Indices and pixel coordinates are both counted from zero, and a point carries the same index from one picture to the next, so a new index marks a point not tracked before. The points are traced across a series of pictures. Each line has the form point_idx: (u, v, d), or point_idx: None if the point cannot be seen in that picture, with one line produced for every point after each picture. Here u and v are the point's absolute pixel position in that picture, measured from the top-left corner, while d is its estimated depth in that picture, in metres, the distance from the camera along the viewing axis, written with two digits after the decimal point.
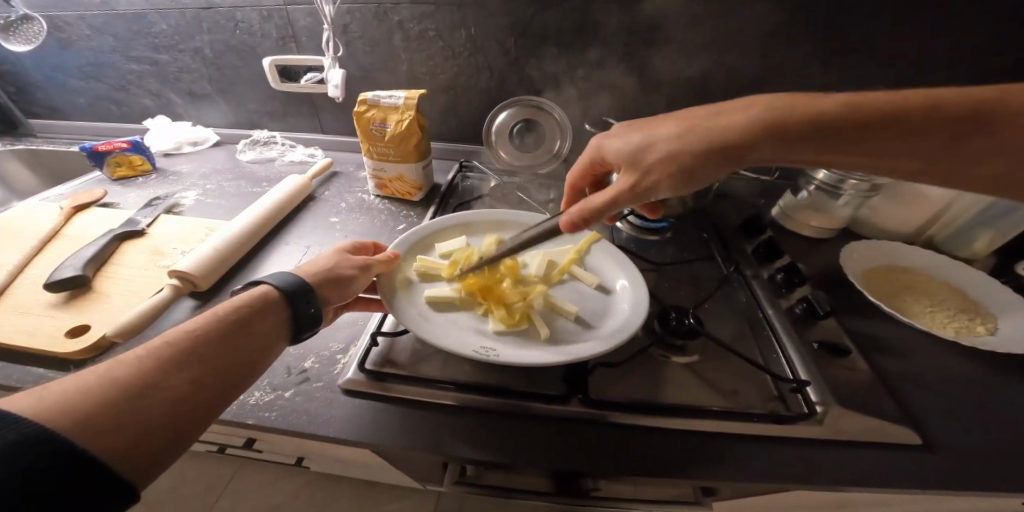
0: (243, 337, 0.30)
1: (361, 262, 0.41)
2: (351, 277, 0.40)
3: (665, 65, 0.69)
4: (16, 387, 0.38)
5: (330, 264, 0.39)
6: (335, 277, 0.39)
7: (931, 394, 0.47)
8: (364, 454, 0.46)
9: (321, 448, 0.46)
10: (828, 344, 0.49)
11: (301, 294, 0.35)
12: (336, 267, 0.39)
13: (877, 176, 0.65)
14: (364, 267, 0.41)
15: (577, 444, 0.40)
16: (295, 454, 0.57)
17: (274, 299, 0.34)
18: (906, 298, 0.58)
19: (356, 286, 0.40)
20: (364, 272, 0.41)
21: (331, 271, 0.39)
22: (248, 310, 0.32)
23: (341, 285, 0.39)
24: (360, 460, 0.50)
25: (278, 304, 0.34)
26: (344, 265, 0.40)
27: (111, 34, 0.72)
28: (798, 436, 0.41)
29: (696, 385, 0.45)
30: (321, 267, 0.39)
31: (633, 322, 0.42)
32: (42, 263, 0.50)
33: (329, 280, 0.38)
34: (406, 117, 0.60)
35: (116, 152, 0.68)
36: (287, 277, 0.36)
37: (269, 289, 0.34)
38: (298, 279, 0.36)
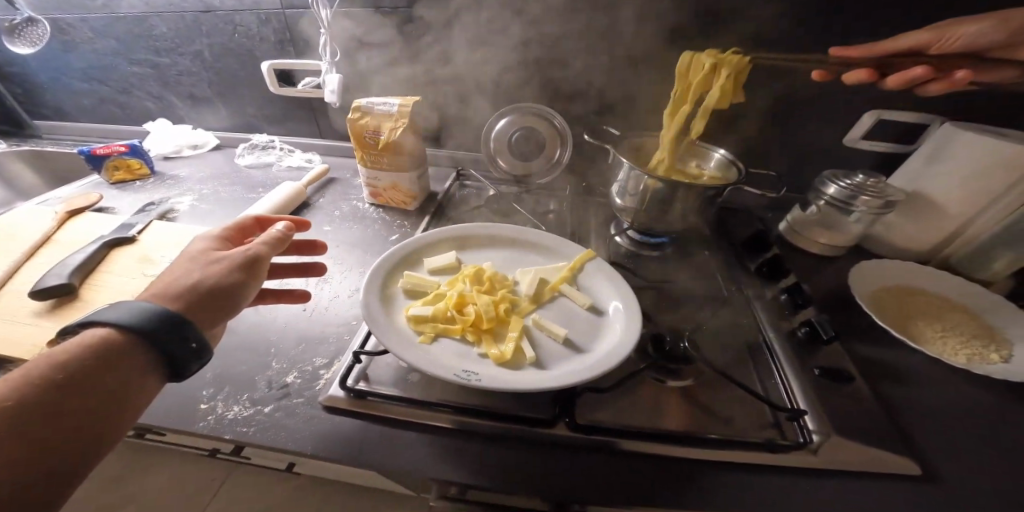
0: (79, 395, 0.25)
1: (239, 262, 0.36)
2: (225, 289, 0.34)
3: (669, 72, 0.67)
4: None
5: (195, 276, 0.33)
6: (210, 292, 0.33)
7: (941, 427, 0.44)
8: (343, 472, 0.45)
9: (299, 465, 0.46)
10: (831, 369, 0.46)
11: (168, 323, 0.29)
12: (205, 280, 0.33)
13: (892, 192, 0.61)
14: (244, 264, 0.36)
15: (559, 471, 0.38)
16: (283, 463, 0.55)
17: (117, 341, 0.28)
18: (914, 320, 0.55)
19: (248, 288, 0.36)
20: (249, 270, 0.36)
21: (203, 282, 0.33)
22: (91, 357, 0.26)
23: (223, 297, 0.33)
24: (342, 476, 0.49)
25: (122, 345, 0.28)
26: (216, 271, 0.34)
27: (113, 38, 0.72)
28: (791, 467, 0.38)
29: (687, 410, 0.43)
30: (180, 283, 0.32)
31: (624, 347, 0.40)
32: (30, 269, 0.50)
33: (201, 293, 0.32)
34: (400, 125, 0.59)
35: (114, 156, 0.68)
36: (140, 308, 0.29)
37: (109, 329, 0.28)
38: (157, 309, 0.29)
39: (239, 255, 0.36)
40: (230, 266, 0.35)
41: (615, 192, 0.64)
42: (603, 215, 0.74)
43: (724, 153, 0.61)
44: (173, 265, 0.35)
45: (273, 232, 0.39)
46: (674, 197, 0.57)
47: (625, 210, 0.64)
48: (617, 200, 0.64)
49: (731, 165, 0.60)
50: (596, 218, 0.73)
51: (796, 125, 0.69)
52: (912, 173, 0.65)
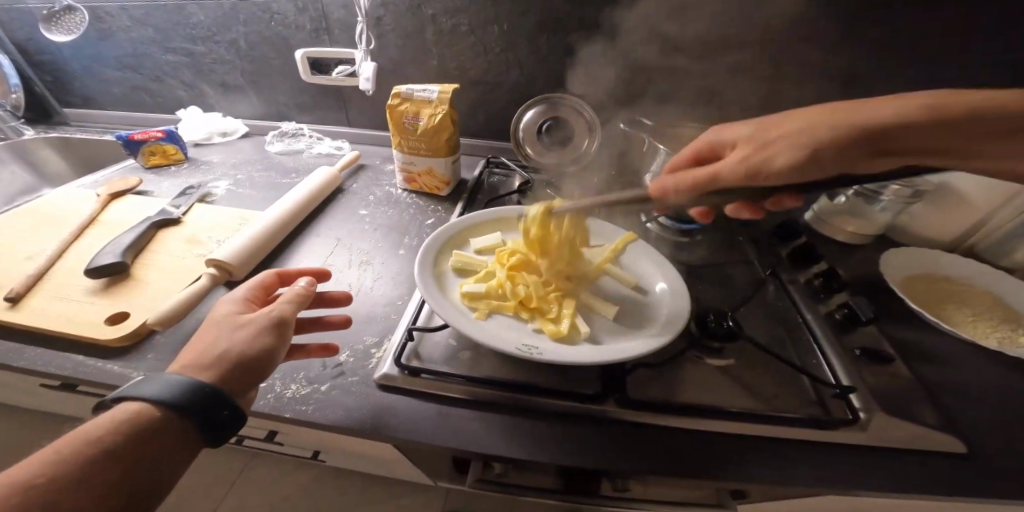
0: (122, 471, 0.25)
1: (266, 323, 0.35)
2: (256, 355, 0.33)
3: (701, 62, 0.67)
4: (58, 372, 0.39)
5: (223, 344, 0.33)
6: (242, 360, 0.32)
7: (979, 407, 0.45)
8: (390, 451, 0.45)
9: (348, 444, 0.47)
10: (871, 351, 0.47)
11: (201, 394, 0.28)
12: (234, 349, 0.32)
13: (921, 182, 0.63)
14: (269, 326, 0.35)
15: (613, 447, 0.39)
16: (309, 450, 0.58)
17: (155, 416, 0.27)
18: (945, 306, 0.57)
19: (278, 350, 0.35)
20: (275, 332, 0.35)
21: (231, 351, 0.32)
22: (125, 434, 0.26)
23: (252, 364, 0.32)
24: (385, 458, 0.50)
25: (159, 421, 0.27)
26: (242, 337, 0.33)
27: (149, 26, 0.73)
28: (840, 442, 0.39)
29: (733, 389, 0.44)
30: (208, 355, 0.32)
31: (676, 324, 0.41)
32: (80, 249, 0.51)
33: (232, 361, 0.32)
34: (439, 111, 0.60)
35: (150, 142, 0.69)
36: (173, 381, 0.29)
37: (146, 404, 0.27)
38: (189, 381, 0.29)
39: (264, 319, 0.35)
40: (254, 329, 0.34)
41: (649, 180, 0.66)
42: (632, 204, 0.75)
43: None
44: (199, 334, 0.34)
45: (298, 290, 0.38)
46: None
47: None
48: None
49: None
50: (625, 207, 0.74)
51: None
52: (938, 164, 0.67)
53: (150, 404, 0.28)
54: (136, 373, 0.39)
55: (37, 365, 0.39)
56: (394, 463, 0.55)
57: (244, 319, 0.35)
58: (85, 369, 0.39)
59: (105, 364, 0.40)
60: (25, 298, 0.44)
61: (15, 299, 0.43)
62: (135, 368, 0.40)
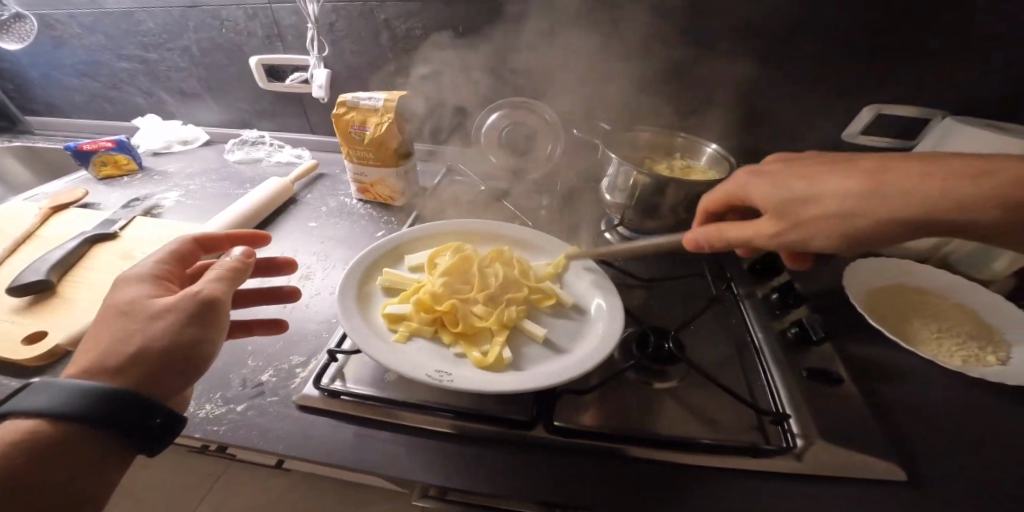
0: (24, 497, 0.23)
1: (189, 306, 0.31)
2: (181, 342, 0.30)
3: (661, 66, 0.65)
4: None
5: (139, 333, 0.29)
6: (166, 350, 0.29)
7: (933, 429, 0.42)
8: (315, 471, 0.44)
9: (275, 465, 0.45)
10: (819, 371, 0.45)
11: (99, 401, 0.25)
12: (152, 338, 0.29)
13: None
14: (197, 306, 0.32)
15: (533, 476, 0.37)
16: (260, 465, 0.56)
17: (53, 432, 0.24)
18: (910, 321, 0.54)
19: (209, 335, 0.32)
20: (205, 313, 0.32)
21: (152, 340, 0.29)
22: (11, 455, 0.23)
23: (181, 348, 0.30)
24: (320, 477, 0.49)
25: (59, 437, 0.24)
26: (163, 321, 0.30)
27: (101, 33, 0.72)
28: (774, 472, 0.37)
29: (669, 412, 0.42)
30: (122, 350, 0.28)
31: (604, 348, 0.39)
32: (10, 265, 0.50)
33: (154, 350, 0.29)
34: (385, 120, 0.58)
35: (101, 152, 0.68)
36: (59, 388, 0.25)
37: (37, 422, 0.24)
38: (83, 386, 0.25)
39: (185, 301, 0.31)
40: (178, 313, 0.31)
41: (605, 187, 0.63)
42: (594, 212, 0.72)
43: (717, 148, 0.60)
44: (104, 328, 0.30)
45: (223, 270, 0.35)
46: (664, 193, 0.56)
47: (615, 207, 0.63)
48: (607, 197, 0.63)
49: (724, 159, 0.58)
50: (587, 215, 0.71)
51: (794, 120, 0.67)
52: None
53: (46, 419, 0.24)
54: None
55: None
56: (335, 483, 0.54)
57: (159, 303, 0.31)
58: None
59: (14, 387, 0.39)
60: None
61: None
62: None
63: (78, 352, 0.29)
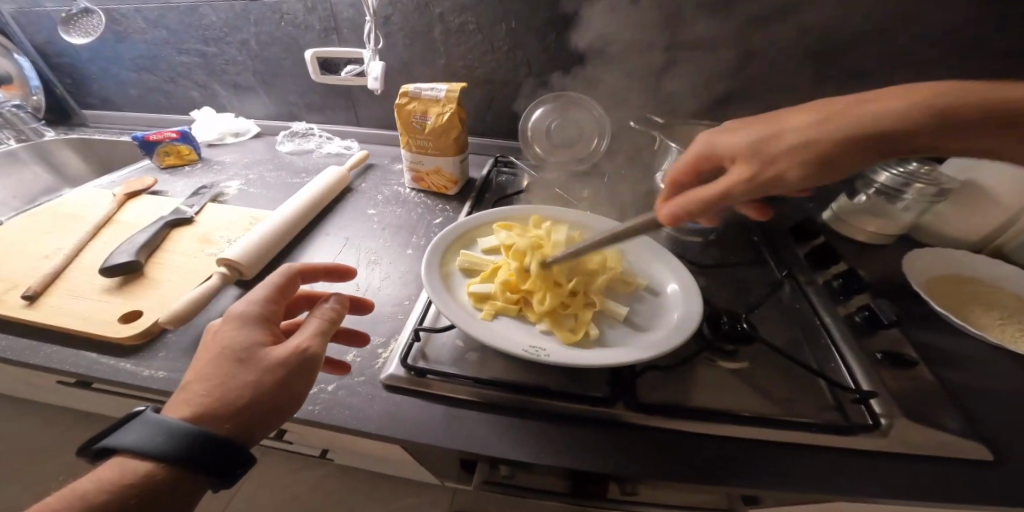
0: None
1: (290, 362, 0.32)
2: (281, 397, 0.31)
3: (713, 60, 0.66)
4: (70, 369, 0.39)
5: (246, 386, 0.30)
6: (271, 404, 0.31)
7: (1012, 416, 0.42)
8: (397, 450, 0.46)
9: (357, 441, 0.47)
10: (892, 354, 0.45)
11: (191, 443, 0.27)
12: (262, 393, 0.30)
13: (945, 180, 0.61)
14: (297, 366, 0.32)
15: (620, 451, 0.38)
16: (319, 449, 0.58)
17: (144, 467, 0.27)
18: (972, 308, 0.54)
19: (303, 387, 0.32)
20: (306, 370, 0.33)
21: (260, 398, 0.30)
22: (116, 487, 0.26)
23: (285, 407, 0.31)
24: (392, 456, 0.50)
25: (145, 469, 0.27)
26: (269, 378, 0.31)
27: (163, 27, 0.74)
28: (860, 450, 0.38)
29: (747, 393, 0.43)
30: (234, 401, 0.30)
31: (686, 327, 0.40)
32: (96, 247, 0.51)
33: (259, 403, 0.30)
34: (447, 110, 0.60)
35: (165, 142, 0.70)
36: (164, 427, 0.28)
37: (131, 456, 0.28)
38: (182, 429, 0.27)
39: (288, 355, 0.32)
40: (282, 370, 0.31)
41: (659, 179, 0.64)
42: (643, 204, 0.73)
43: None
44: (214, 367, 0.31)
45: (319, 322, 0.35)
46: None
47: None
48: (661, 187, 0.64)
49: None
50: (634, 206, 0.72)
51: None
52: (964, 161, 0.64)
53: (139, 456, 0.27)
54: (152, 371, 0.39)
55: (50, 364, 0.39)
56: (398, 463, 0.56)
57: (265, 354, 0.32)
58: (96, 369, 0.39)
59: (116, 364, 0.39)
60: (41, 297, 0.44)
61: (33, 297, 0.43)
62: (147, 366, 0.40)
63: (187, 387, 0.31)
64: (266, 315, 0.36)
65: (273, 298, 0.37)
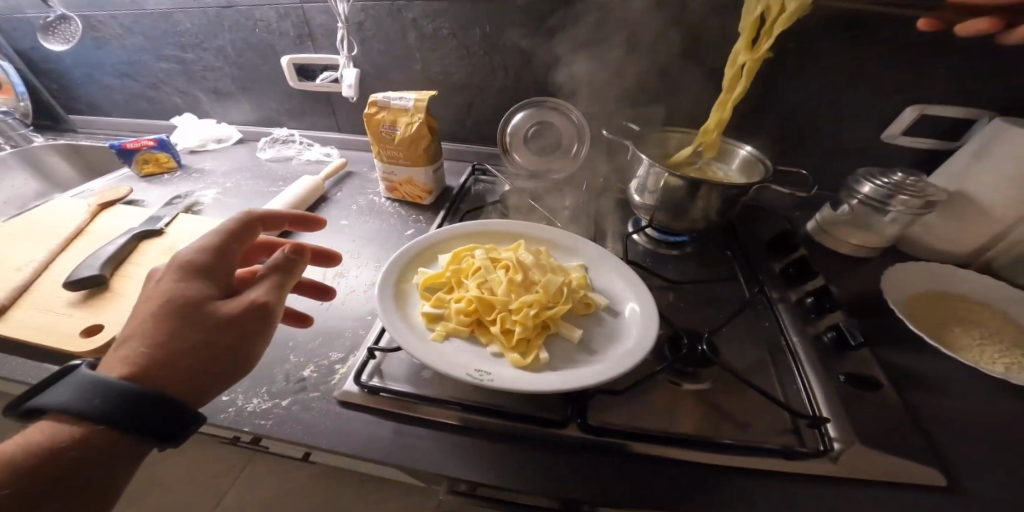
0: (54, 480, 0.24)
1: (242, 316, 0.32)
2: (235, 352, 0.31)
3: (691, 66, 0.64)
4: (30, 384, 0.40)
5: (193, 340, 0.29)
6: (223, 358, 0.30)
7: (978, 441, 0.41)
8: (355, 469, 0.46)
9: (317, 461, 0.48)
10: (858, 376, 0.44)
11: (121, 403, 0.25)
12: (211, 347, 0.30)
13: (933, 191, 0.58)
14: (251, 320, 0.32)
15: (567, 474, 0.37)
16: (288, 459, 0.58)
17: (70, 431, 0.26)
18: (950, 326, 0.52)
19: (259, 341, 0.32)
20: (258, 324, 0.33)
21: (211, 352, 0.30)
22: (41, 452, 0.25)
23: (236, 364, 0.31)
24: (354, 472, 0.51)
25: (73, 433, 0.26)
26: (220, 330, 0.30)
27: (142, 34, 0.74)
28: (810, 475, 0.37)
29: (704, 414, 0.42)
30: (182, 354, 0.29)
31: (639, 350, 0.39)
32: (67, 260, 0.52)
33: (208, 358, 0.30)
34: (416, 120, 0.59)
35: (143, 150, 0.70)
36: (96, 385, 0.26)
37: (60, 419, 0.26)
38: (124, 388, 0.26)
39: (240, 310, 0.32)
40: (235, 323, 0.31)
41: (634, 189, 0.63)
42: (622, 213, 0.72)
43: (752, 149, 0.58)
44: (151, 322, 0.30)
45: (274, 278, 0.35)
46: (696, 195, 0.55)
47: (644, 208, 0.62)
48: (635, 198, 0.63)
49: (758, 162, 0.57)
50: (611, 214, 0.71)
51: (822, 116, 0.66)
52: (955, 171, 0.61)
53: (68, 418, 0.26)
54: None
55: (12, 378, 0.40)
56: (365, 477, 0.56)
57: (215, 308, 0.32)
58: None
59: None
60: (7, 310, 0.45)
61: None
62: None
63: (123, 343, 0.29)
64: (213, 270, 0.34)
65: (222, 249, 0.36)
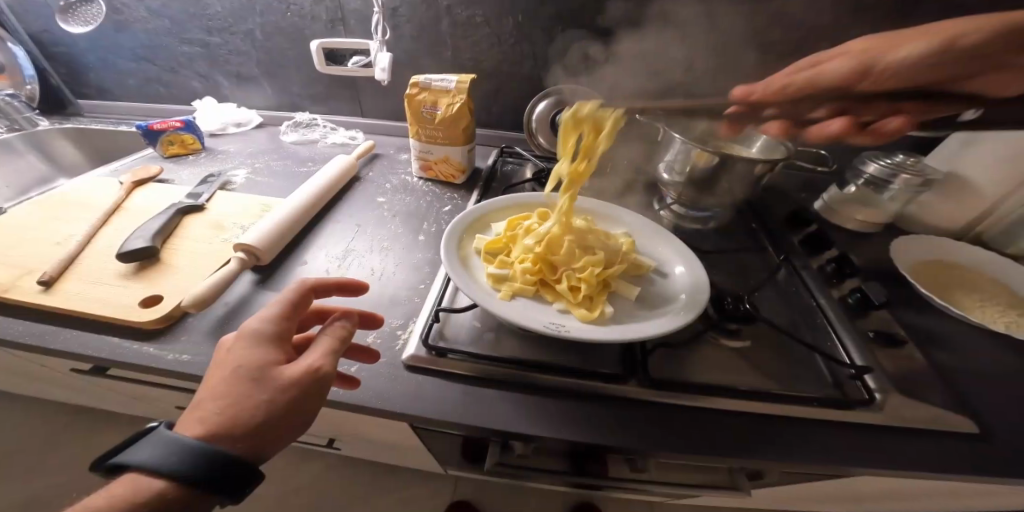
0: None
1: (299, 382, 0.29)
2: (293, 418, 0.29)
3: (712, 56, 0.68)
4: (92, 354, 0.38)
5: (256, 406, 0.28)
6: (280, 425, 0.28)
7: (990, 387, 0.46)
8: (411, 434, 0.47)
9: (370, 429, 0.49)
10: (884, 333, 0.49)
11: (198, 464, 0.25)
12: (271, 416, 0.28)
13: (930, 171, 0.64)
14: (309, 387, 0.30)
15: (638, 426, 0.39)
16: (326, 438, 0.59)
17: (150, 487, 0.25)
18: (955, 290, 0.57)
19: (314, 408, 0.30)
20: (316, 392, 0.30)
21: (270, 419, 0.28)
22: (127, 506, 0.24)
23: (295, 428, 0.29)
24: (400, 443, 0.52)
25: (153, 490, 0.25)
26: (279, 398, 0.28)
27: (166, 16, 0.74)
28: (858, 423, 0.40)
29: (754, 370, 0.45)
30: (244, 421, 0.27)
31: (697, 303, 0.42)
32: (109, 235, 0.51)
33: (267, 425, 0.28)
34: (457, 100, 0.61)
35: (170, 131, 0.70)
36: (174, 444, 0.26)
37: (140, 474, 0.26)
38: (196, 451, 0.25)
39: (297, 374, 0.30)
40: (296, 393, 0.29)
41: (663, 169, 0.66)
42: (645, 194, 0.75)
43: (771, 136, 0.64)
44: (218, 385, 0.29)
45: (332, 339, 0.32)
46: (726, 172, 0.59)
47: (672, 186, 0.66)
48: (664, 177, 0.66)
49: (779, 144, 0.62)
50: (636, 195, 0.75)
51: None
52: (947, 154, 0.67)
53: (149, 475, 0.25)
54: (177, 354, 0.38)
55: (70, 348, 0.38)
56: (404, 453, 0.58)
57: (279, 373, 0.30)
58: (122, 355, 0.37)
59: (139, 347, 0.38)
60: (55, 282, 0.43)
61: (49, 282, 0.42)
62: (170, 350, 0.38)
63: (196, 404, 0.28)
64: (277, 330, 0.33)
65: (290, 309, 0.35)
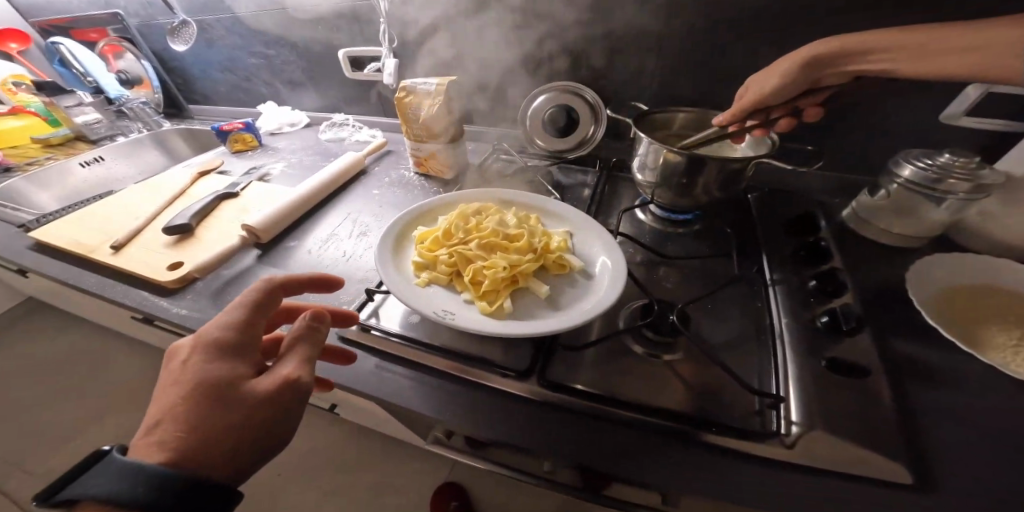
0: None
1: (275, 393, 0.31)
2: (270, 430, 0.31)
3: (708, 41, 0.62)
4: (128, 300, 0.53)
5: (230, 424, 0.29)
6: (257, 437, 0.30)
7: (983, 448, 0.36)
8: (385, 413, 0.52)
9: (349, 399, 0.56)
10: (841, 363, 0.42)
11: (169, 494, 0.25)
12: (246, 432, 0.30)
13: (989, 174, 0.50)
14: (285, 398, 0.32)
15: (515, 418, 0.40)
16: (329, 404, 0.67)
17: None
18: (986, 327, 0.46)
19: (292, 417, 0.32)
20: (293, 401, 0.32)
21: (246, 433, 0.30)
22: None
23: (274, 439, 0.31)
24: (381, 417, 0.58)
25: None
26: (254, 412, 0.30)
27: (238, 35, 0.92)
28: (759, 456, 0.36)
29: (664, 384, 0.42)
30: (217, 439, 0.29)
31: (598, 308, 0.42)
32: (168, 215, 0.68)
33: (246, 437, 0.30)
34: (437, 102, 0.66)
35: (234, 131, 0.88)
36: (137, 471, 0.26)
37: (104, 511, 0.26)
38: (164, 474, 0.26)
39: (273, 386, 0.31)
40: (271, 402, 0.31)
41: (636, 166, 0.63)
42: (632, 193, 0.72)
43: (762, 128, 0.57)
44: (185, 408, 0.29)
45: (303, 348, 0.34)
46: (694, 170, 0.55)
47: (647, 186, 0.62)
48: (638, 175, 0.63)
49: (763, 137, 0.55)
50: (623, 194, 0.72)
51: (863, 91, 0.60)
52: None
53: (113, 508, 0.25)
54: (177, 308, 0.51)
55: (117, 296, 0.53)
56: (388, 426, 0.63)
57: (249, 388, 0.31)
58: (146, 304, 0.52)
59: (157, 301, 0.52)
60: (124, 246, 0.60)
61: (118, 247, 0.59)
62: (175, 304, 0.52)
63: (156, 426, 0.29)
64: (244, 344, 0.34)
65: (251, 321, 0.35)
